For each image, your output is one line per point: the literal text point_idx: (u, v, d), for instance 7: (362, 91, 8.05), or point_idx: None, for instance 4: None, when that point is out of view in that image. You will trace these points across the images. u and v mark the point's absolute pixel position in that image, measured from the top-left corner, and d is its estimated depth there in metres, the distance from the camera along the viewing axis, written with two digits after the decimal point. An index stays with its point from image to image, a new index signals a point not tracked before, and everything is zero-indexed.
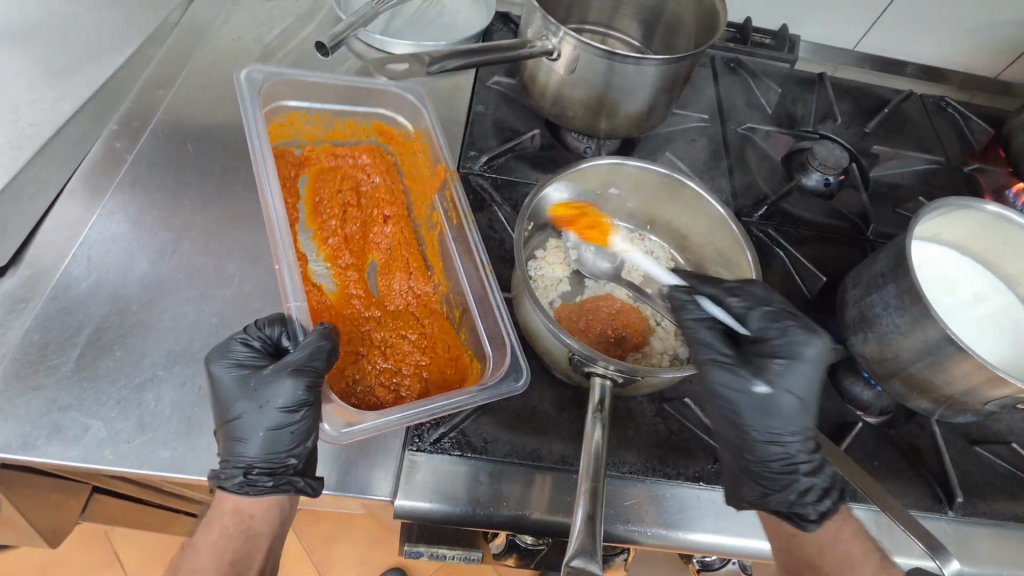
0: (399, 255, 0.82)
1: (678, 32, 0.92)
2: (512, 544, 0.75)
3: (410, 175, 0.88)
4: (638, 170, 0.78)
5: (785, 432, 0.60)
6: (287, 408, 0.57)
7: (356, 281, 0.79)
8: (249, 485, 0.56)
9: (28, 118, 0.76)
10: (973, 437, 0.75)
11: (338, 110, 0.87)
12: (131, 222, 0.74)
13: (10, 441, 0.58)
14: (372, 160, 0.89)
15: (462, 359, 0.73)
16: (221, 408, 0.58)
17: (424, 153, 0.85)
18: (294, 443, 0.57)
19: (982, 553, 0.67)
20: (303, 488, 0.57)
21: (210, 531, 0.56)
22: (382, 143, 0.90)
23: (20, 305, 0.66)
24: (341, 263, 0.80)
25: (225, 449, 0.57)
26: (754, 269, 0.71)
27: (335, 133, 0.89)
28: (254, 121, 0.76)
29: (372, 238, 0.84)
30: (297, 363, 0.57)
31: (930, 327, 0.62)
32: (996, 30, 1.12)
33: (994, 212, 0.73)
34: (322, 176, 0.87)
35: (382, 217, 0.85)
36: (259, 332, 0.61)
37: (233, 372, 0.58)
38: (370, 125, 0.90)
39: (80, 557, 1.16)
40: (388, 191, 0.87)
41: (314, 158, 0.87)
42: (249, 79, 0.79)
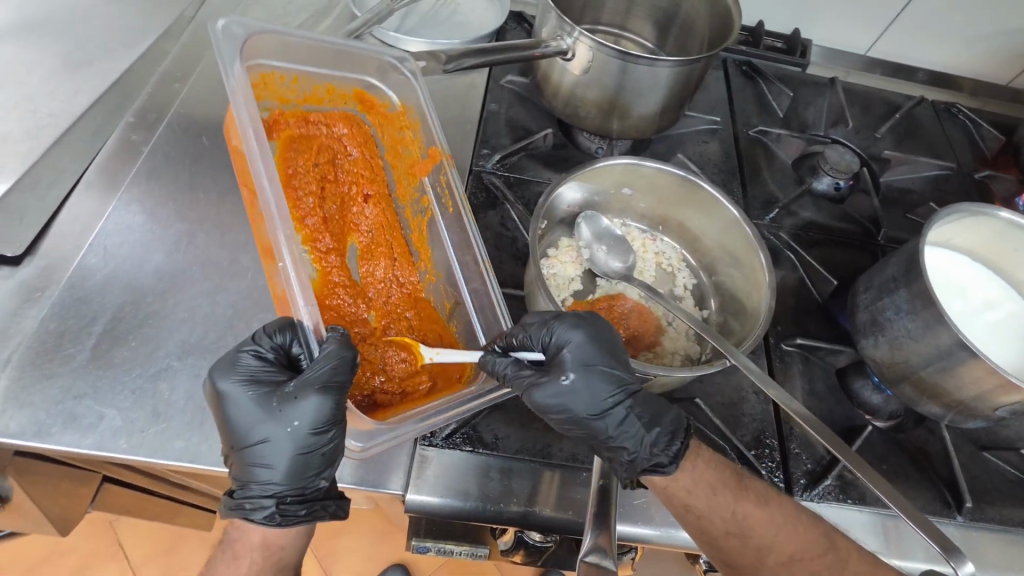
0: (382, 240, 0.78)
1: (692, 34, 0.93)
2: (520, 540, 0.75)
3: (392, 151, 0.85)
4: (654, 171, 0.78)
5: (606, 402, 0.58)
6: (316, 431, 0.54)
7: (338, 267, 0.73)
8: (282, 515, 0.55)
9: (45, 110, 0.78)
10: (981, 443, 0.75)
11: (317, 73, 0.80)
12: (146, 214, 0.74)
13: (26, 428, 0.58)
14: (350, 129, 0.83)
15: (458, 349, 0.72)
16: (238, 433, 0.55)
17: (414, 130, 0.82)
18: (324, 468, 0.56)
19: (989, 557, 0.67)
20: (335, 510, 0.59)
21: (238, 565, 0.56)
22: (360, 112, 0.85)
23: (35, 294, 0.66)
24: (321, 245, 0.73)
25: (248, 477, 0.55)
26: (766, 270, 0.72)
27: (310, 98, 0.82)
28: (234, 83, 0.68)
29: (351, 219, 0.79)
30: (319, 380, 0.54)
31: (942, 332, 0.62)
32: (1009, 37, 1.13)
33: (1007, 219, 0.73)
34: (293, 144, 0.78)
35: (363, 195, 0.80)
36: (271, 340, 0.57)
37: (250, 391, 0.55)
38: (351, 92, 0.84)
39: (86, 547, 1.16)
40: (368, 165, 0.82)
41: (283, 122, 0.78)
42: (228, 31, 0.70)
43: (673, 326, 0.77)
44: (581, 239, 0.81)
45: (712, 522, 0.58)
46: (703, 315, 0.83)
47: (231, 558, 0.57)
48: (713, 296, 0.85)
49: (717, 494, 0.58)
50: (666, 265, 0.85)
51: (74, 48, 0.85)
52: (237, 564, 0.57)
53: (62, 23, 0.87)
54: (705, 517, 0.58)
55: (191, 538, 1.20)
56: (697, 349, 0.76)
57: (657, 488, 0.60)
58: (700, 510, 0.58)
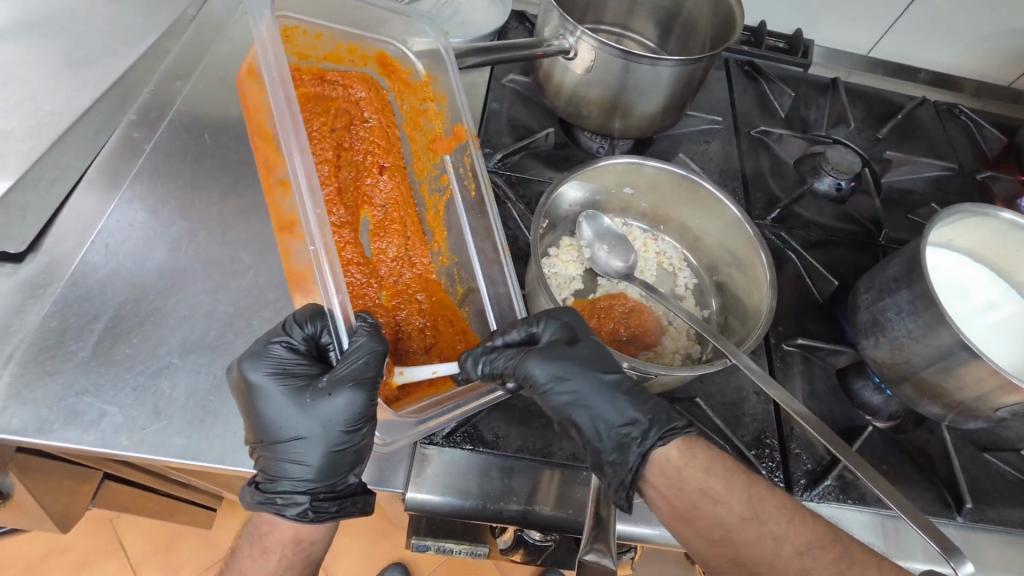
0: (395, 216, 0.78)
1: (694, 34, 0.93)
2: (520, 539, 0.76)
3: (411, 121, 0.85)
4: (655, 171, 0.78)
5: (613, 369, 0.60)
6: (349, 429, 0.55)
7: (351, 242, 0.75)
8: (314, 511, 0.57)
9: (46, 107, 0.79)
10: (982, 444, 0.75)
11: (339, 31, 0.83)
12: (148, 212, 0.74)
13: (27, 425, 0.58)
14: (368, 94, 0.83)
15: (469, 334, 0.73)
16: (271, 429, 0.56)
17: (439, 103, 0.82)
18: (355, 464, 0.58)
19: (989, 558, 0.67)
20: (364, 507, 0.60)
21: (267, 559, 0.57)
22: (380, 76, 0.87)
23: (37, 291, 0.66)
24: (334, 217, 0.75)
25: (280, 473, 0.56)
26: (767, 270, 0.72)
27: (330, 57, 0.85)
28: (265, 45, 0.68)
29: (366, 190, 0.80)
30: (351, 376, 0.55)
31: (943, 333, 0.62)
32: (1012, 38, 1.12)
33: (1009, 220, 0.72)
34: (309, 104, 0.81)
35: (378, 166, 0.81)
36: (302, 331, 0.58)
37: (283, 385, 0.56)
38: (372, 54, 0.86)
39: (86, 544, 1.17)
40: (384, 134, 0.82)
41: (299, 79, 0.82)
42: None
43: (673, 326, 0.77)
44: (583, 239, 0.81)
45: (726, 509, 0.54)
46: (705, 315, 0.83)
47: (257, 552, 0.58)
48: (715, 296, 0.85)
49: (732, 476, 0.56)
50: (667, 265, 0.85)
51: (75, 45, 0.85)
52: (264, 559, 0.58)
53: (64, 20, 0.87)
54: (722, 504, 0.54)
55: (190, 536, 1.20)
56: (698, 349, 0.76)
57: (663, 471, 0.56)
58: (718, 495, 0.55)
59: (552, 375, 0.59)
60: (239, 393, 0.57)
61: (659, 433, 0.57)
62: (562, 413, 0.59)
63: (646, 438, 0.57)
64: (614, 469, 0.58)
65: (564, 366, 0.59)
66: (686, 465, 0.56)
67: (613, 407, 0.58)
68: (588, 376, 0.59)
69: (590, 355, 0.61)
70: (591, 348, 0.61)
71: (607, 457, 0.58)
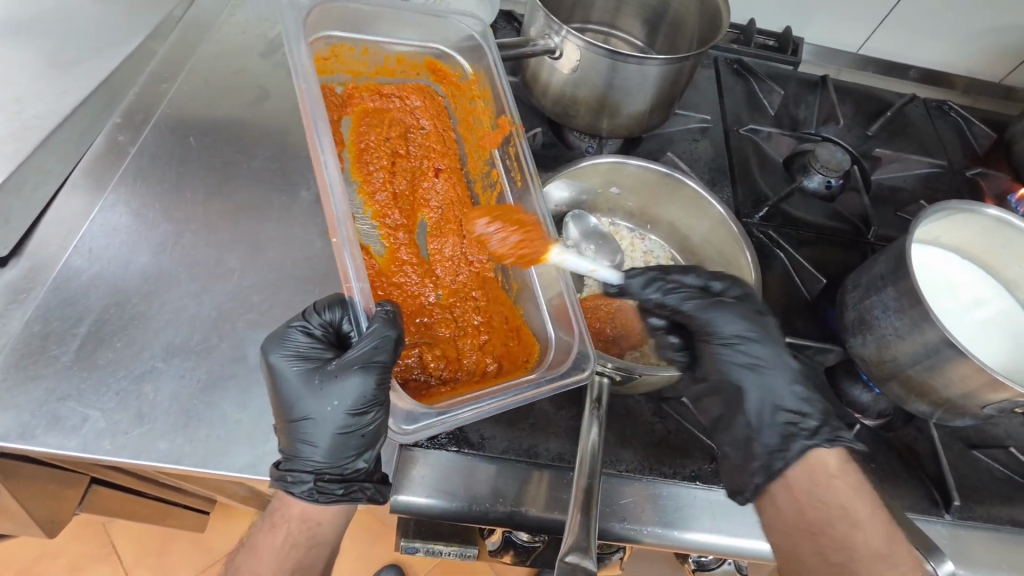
0: (451, 216, 0.80)
1: (682, 33, 0.93)
2: (508, 540, 0.76)
3: (464, 122, 0.87)
4: (639, 170, 0.78)
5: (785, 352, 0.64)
6: (356, 411, 0.54)
7: (405, 244, 0.76)
8: (320, 492, 0.56)
9: (31, 110, 0.77)
10: (971, 441, 0.75)
11: (387, 44, 0.86)
12: (133, 214, 0.74)
13: (9, 430, 0.58)
14: (423, 102, 0.87)
15: (524, 330, 0.71)
16: (285, 408, 0.55)
17: (485, 99, 0.83)
18: (364, 449, 0.56)
19: (977, 555, 0.67)
20: (373, 495, 0.58)
21: (275, 533, 0.59)
22: (432, 83, 0.89)
23: (20, 295, 0.66)
24: (390, 221, 0.76)
25: (293, 452, 0.56)
26: (753, 268, 0.73)
27: (382, 70, 0.88)
28: (298, 52, 0.73)
29: (422, 193, 0.81)
30: (361, 359, 0.54)
31: (929, 330, 0.62)
32: (1001, 34, 1.12)
33: (995, 216, 0.72)
34: (366, 118, 0.83)
35: (433, 169, 0.83)
36: (320, 318, 0.58)
37: (297, 366, 0.55)
38: (422, 62, 0.88)
39: (77, 548, 1.16)
40: (439, 138, 0.85)
41: (357, 97, 0.84)
42: (294, 3, 0.77)
43: None
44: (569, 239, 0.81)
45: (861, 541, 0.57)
46: None
47: (268, 525, 0.60)
48: None
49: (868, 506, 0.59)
50: (655, 263, 0.85)
51: (58, 47, 0.84)
52: (274, 532, 0.60)
53: (49, 22, 0.87)
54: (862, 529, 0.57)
55: (183, 539, 1.20)
56: None
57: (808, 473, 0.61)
58: (857, 519, 0.58)
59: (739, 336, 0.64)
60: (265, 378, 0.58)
61: (829, 435, 0.60)
62: (727, 373, 0.64)
63: (813, 435, 0.61)
64: (765, 452, 0.61)
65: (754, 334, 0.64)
66: (830, 481, 0.60)
67: (790, 392, 0.63)
68: (776, 354, 0.64)
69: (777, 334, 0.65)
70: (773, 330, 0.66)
71: (763, 436, 0.62)
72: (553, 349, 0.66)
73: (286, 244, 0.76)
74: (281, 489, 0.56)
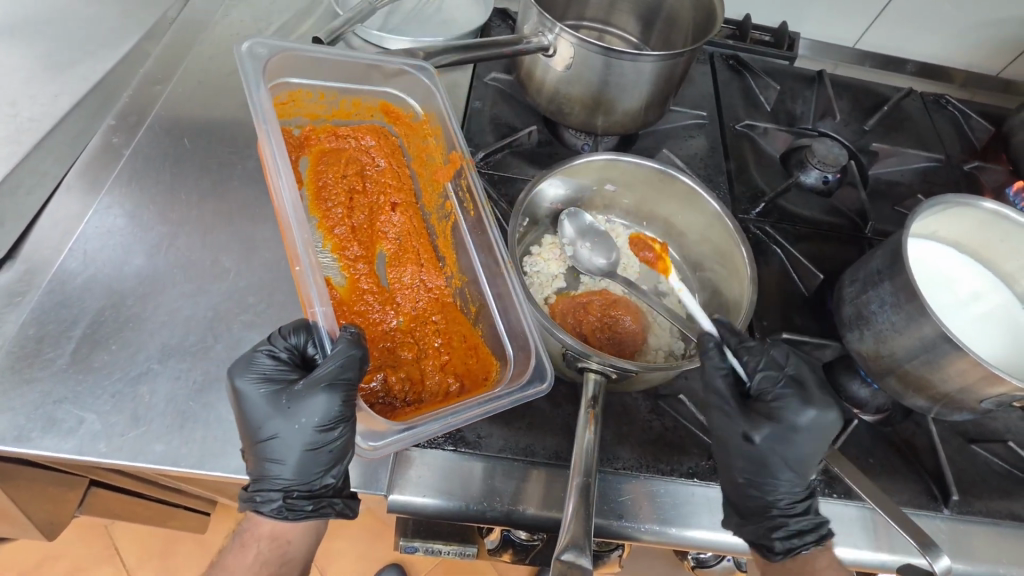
0: (409, 246, 0.79)
1: (676, 28, 0.92)
2: (507, 539, 0.76)
3: (418, 159, 0.86)
4: (634, 166, 0.78)
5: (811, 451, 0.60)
6: (323, 428, 0.55)
7: (366, 275, 0.75)
8: (289, 509, 0.56)
9: (26, 114, 0.77)
10: (969, 435, 0.75)
11: (342, 89, 0.83)
12: (127, 216, 0.74)
13: (4, 433, 0.58)
14: (378, 141, 0.85)
15: (481, 350, 0.72)
16: (251, 428, 0.55)
17: (436, 137, 0.83)
18: (332, 465, 0.57)
19: (976, 551, 0.67)
20: (342, 509, 0.59)
21: (245, 553, 0.59)
22: (387, 124, 0.87)
23: (16, 298, 0.66)
24: (349, 254, 0.76)
25: (260, 471, 0.56)
26: (750, 263, 0.72)
27: (338, 113, 0.85)
28: (258, 94, 0.71)
29: (379, 227, 0.79)
30: (328, 377, 0.54)
31: (926, 325, 0.62)
32: (998, 27, 1.12)
33: (992, 210, 0.72)
34: (324, 158, 0.81)
35: (390, 204, 0.81)
36: (286, 341, 0.57)
37: (263, 389, 0.55)
38: (376, 105, 0.85)
39: (78, 550, 1.16)
40: (395, 174, 0.84)
41: (314, 138, 0.82)
42: (252, 54, 0.73)
43: (657, 322, 0.77)
44: (565, 237, 0.81)
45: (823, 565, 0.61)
46: None
47: (238, 546, 0.60)
48: (699, 291, 0.85)
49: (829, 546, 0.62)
50: (650, 261, 0.86)
51: (53, 49, 0.84)
52: (245, 552, 0.60)
53: (44, 23, 0.87)
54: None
55: (186, 541, 1.20)
56: (681, 346, 0.76)
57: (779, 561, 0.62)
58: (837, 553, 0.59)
59: (771, 444, 0.60)
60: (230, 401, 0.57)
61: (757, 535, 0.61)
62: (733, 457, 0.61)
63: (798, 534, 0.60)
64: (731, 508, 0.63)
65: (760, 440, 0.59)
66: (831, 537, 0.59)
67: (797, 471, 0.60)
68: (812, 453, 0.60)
69: (811, 441, 0.60)
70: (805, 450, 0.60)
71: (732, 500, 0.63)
72: (513, 365, 0.66)
73: (281, 245, 0.76)
74: (250, 508, 0.57)
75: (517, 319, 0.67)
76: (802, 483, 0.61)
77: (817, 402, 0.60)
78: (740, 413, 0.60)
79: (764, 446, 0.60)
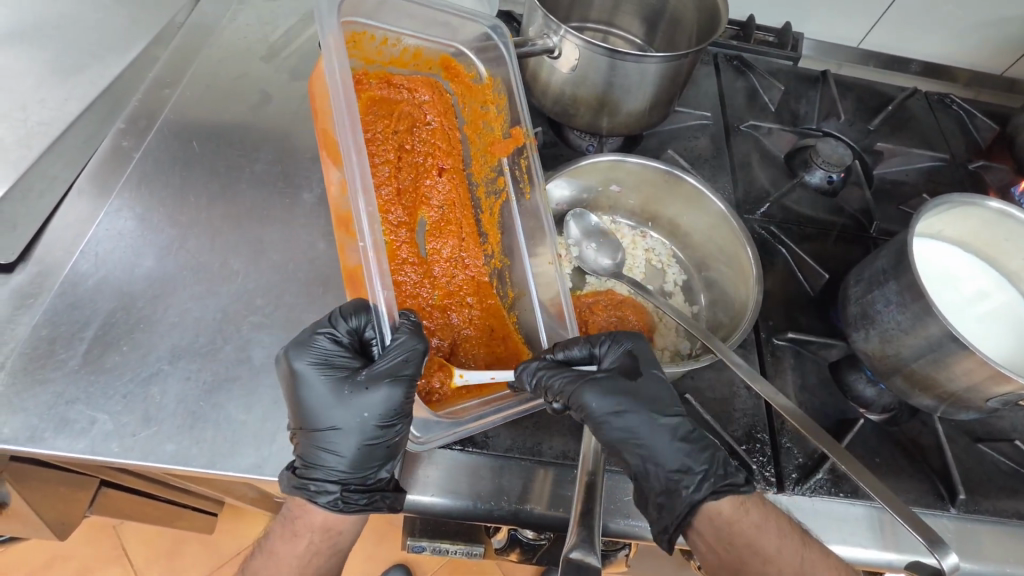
0: (452, 217, 0.77)
1: (680, 29, 0.93)
2: (515, 539, 0.77)
3: (472, 124, 0.83)
4: (638, 167, 0.79)
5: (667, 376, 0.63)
6: (383, 423, 0.56)
7: (407, 242, 0.74)
8: (344, 502, 0.57)
9: (36, 118, 0.79)
10: (976, 434, 0.75)
11: (408, 36, 0.80)
12: (137, 219, 0.75)
13: (18, 434, 0.58)
14: (432, 97, 0.82)
15: (512, 338, 0.72)
16: (310, 415, 0.56)
17: (498, 106, 0.80)
18: (387, 460, 0.58)
19: (984, 550, 0.67)
20: (392, 504, 0.59)
21: (297, 542, 0.59)
22: (443, 80, 0.84)
23: (28, 300, 0.67)
24: (392, 218, 0.74)
25: (314, 460, 0.56)
26: (755, 264, 0.73)
27: (395, 61, 0.82)
28: (329, 32, 0.67)
29: (425, 191, 0.78)
30: (389, 372, 0.55)
31: (931, 324, 0.62)
32: (1001, 26, 1.12)
33: (997, 209, 0.72)
34: (373, 107, 0.79)
35: (437, 167, 0.80)
36: (347, 325, 0.58)
37: (326, 375, 0.56)
38: (436, 58, 0.83)
39: (89, 550, 1.17)
40: (445, 136, 0.81)
41: (366, 82, 0.79)
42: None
43: (663, 322, 0.78)
44: (571, 238, 0.82)
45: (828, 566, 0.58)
46: (693, 312, 0.83)
47: (290, 534, 0.60)
48: (703, 291, 0.85)
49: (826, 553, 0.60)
50: (655, 262, 0.86)
51: (65, 55, 0.85)
52: (296, 540, 0.60)
53: (54, 30, 0.88)
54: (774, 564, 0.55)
55: (194, 541, 1.21)
56: (687, 346, 0.77)
57: (739, 536, 0.56)
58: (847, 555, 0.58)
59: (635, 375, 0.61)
60: (284, 384, 0.58)
61: (711, 488, 0.57)
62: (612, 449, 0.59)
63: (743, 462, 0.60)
64: (660, 513, 0.59)
65: (624, 404, 0.59)
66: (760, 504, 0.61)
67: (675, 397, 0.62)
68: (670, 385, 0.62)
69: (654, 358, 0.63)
70: (654, 390, 0.60)
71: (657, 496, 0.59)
72: None
73: (290, 246, 0.77)
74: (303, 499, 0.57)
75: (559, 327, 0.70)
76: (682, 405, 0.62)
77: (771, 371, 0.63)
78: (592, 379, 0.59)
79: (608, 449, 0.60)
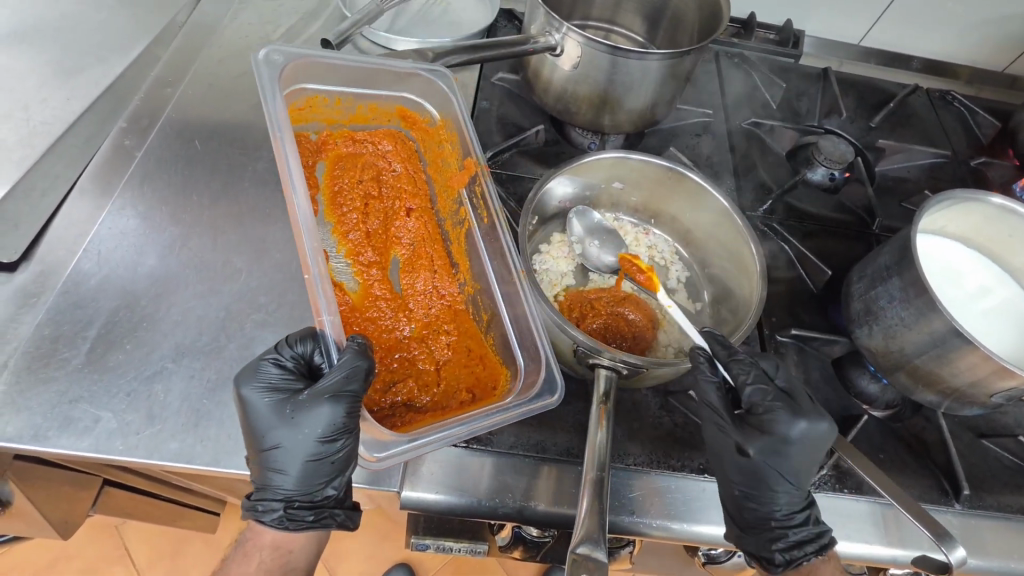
0: (423, 252, 0.80)
1: (681, 28, 0.93)
2: (519, 536, 0.76)
3: (434, 164, 0.87)
4: (641, 163, 0.78)
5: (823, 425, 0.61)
6: (325, 439, 0.55)
7: (379, 280, 0.76)
8: (290, 519, 0.57)
9: (38, 117, 0.79)
10: (979, 430, 0.75)
11: (359, 94, 0.84)
12: (139, 218, 0.75)
13: (21, 432, 0.58)
14: (395, 146, 0.86)
15: (490, 360, 0.71)
16: (256, 437, 0.56)
17: (451, 143, 0.83)
18: (334, 476, 0.57)
19: (988, 546, 0.67)
20: (344, 521, 0.59)
21: (248, 561, 0.59)
22: (404, 129, 0.88)
23: (31, 299, 0.67)
24: (363, 259, 0.77)
25: (263, 481, 0.57)
26: (757, 260, 0.72)
27: (356, 117, 0.87)
28: (275, 106, 0.71)
29: (395, 232, 0.81)
30: (333, 389, 0.55)
31: (934, 319, 0.62)
32: (1002, 24, 1.12)
33: (1000, 205, 0.72)
34: (340, 162, 0.83)
35: (404, 210, 0.82)
36: (292, 351, 0.59)
37: (268, 398, 0.56)
38: (393, 110, 0.86)
39: (92, 550, 1.17)
40: (411, 179, 0.85)
41: (331, 143, 0.84)
42: (269, 60, 0.74)
43: (669, 322, 0.77)
44: (572, 235, 0.82)
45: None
46: (697, 308, 0.84)
47: (239, 555, 0.60)
48: (707, 287, 0.85)
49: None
50: (658, 258, 0.86)
51: (68, 55, 0.85)
52: (247, 560, 0.60)
53: (56, 31, 0.88)
54: None
55: (196, 541, 1.21)
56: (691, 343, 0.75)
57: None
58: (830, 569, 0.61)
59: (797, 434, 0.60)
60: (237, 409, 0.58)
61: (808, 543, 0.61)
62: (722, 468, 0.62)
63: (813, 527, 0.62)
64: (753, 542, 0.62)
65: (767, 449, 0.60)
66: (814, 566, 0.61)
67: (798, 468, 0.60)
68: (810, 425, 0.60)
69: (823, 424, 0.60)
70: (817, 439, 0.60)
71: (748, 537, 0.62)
72: (523, 376, 0.65)
73: (292, 245, 0.77)
74: (253, 518, 0.58)
75: (529, 330, 0.67)
76: (796, 494, 0.61)
77: (808, 415, 0.60)
78: (732, 426, 0.60)
79: (757, 458, 0.60)
